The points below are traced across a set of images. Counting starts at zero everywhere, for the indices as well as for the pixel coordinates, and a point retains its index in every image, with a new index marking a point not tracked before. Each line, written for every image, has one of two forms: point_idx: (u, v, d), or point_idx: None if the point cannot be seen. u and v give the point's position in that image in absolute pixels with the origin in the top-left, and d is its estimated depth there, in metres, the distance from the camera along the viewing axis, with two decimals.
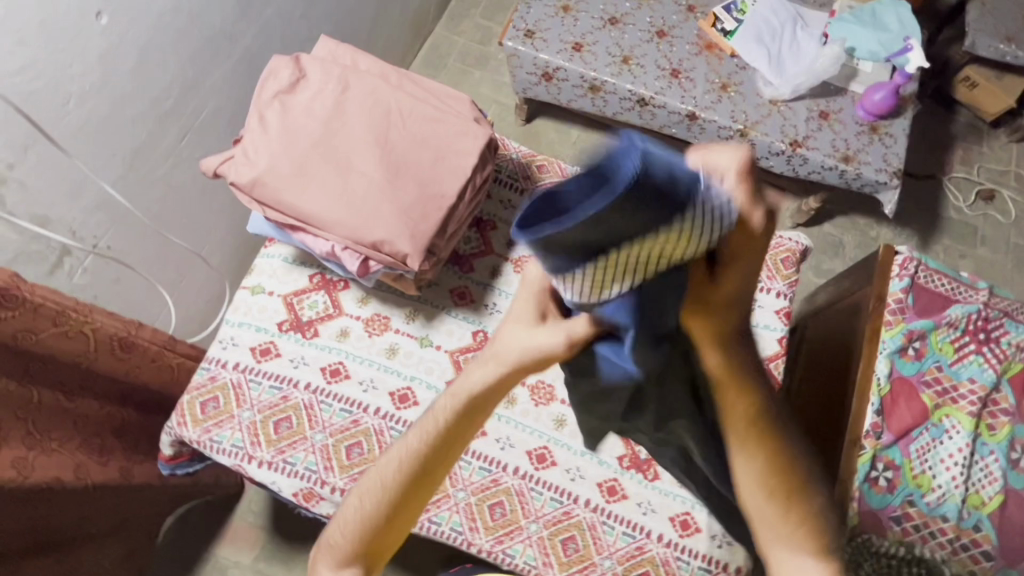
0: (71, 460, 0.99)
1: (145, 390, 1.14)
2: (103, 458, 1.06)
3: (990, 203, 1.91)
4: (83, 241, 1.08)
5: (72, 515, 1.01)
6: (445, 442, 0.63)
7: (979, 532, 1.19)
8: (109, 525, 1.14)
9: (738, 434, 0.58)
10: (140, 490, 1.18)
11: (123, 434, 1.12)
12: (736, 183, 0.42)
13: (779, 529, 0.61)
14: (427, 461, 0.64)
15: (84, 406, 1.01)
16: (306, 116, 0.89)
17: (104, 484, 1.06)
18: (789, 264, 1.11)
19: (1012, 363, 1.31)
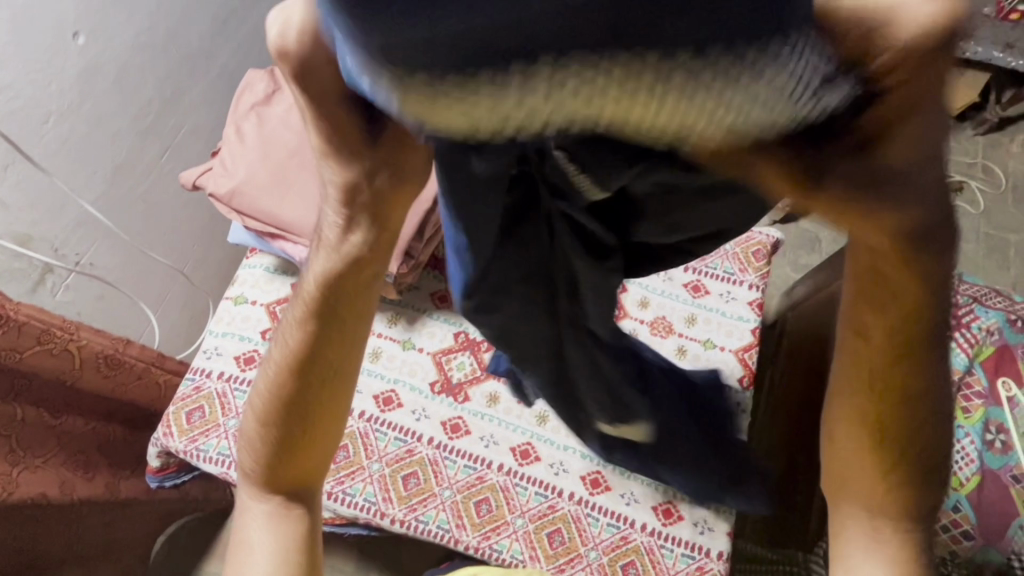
0: (56, 476, 0.99)
1: (131, 407, 1.14)
2: (88, 474, 1.06)
3: (959, 195, 1.97)
4: (66, 259, 1.09)
5: (60, 531, 1.01)
6: (316, 335, 0.64)
7: (958, 512, 1.22)
8: (99, 544, 1.14)
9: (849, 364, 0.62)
10: (128, 505, 1.18)
11: (110, 449, 1.13)
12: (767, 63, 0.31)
13: (860, 462, 0.68)
14: (306, 357, 0.66)
15: (69, 423, 1.02)
16: (283, 126, 0.91)
17: (89, 499, 1.06)
18: (760, 257, 1.14)
19: (983, 347, 1.35)
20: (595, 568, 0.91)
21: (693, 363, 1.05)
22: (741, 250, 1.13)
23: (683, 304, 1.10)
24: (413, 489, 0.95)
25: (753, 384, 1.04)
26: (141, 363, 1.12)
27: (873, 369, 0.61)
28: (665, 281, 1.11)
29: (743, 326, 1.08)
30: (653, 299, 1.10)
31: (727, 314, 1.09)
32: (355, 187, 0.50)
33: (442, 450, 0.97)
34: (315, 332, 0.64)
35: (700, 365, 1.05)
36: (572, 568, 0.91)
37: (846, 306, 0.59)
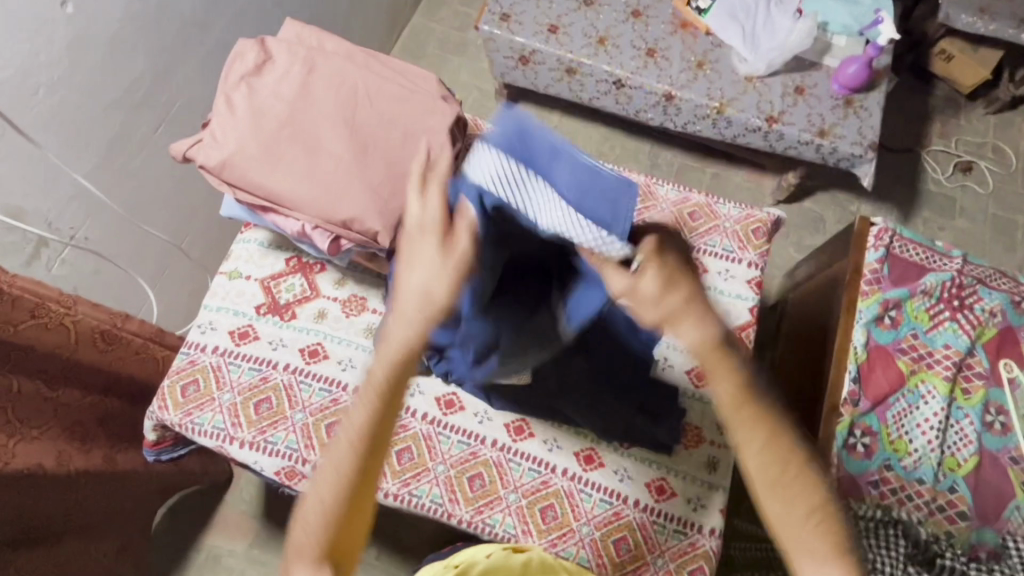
0: (53, 448, 1.00)
1: (129, 381, 1.16)
2: (85, 446, 1.07)
3: (968, 175, 1.93)
4: (60, 233, 1.09)
5: (60, 503, 1.02)
6: (391, 401, 0.68)
7: (954, 493, 1.22)
8: (100, 515, 1.15)
9: (732, 414, 0.67)
10: (126, 478, 1.19)
11: (108, 423, 1.13)
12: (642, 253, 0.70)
13: (791, 509, 0.67)
14: (381, 424, 0.68)
15: (67, 395, 1.02)
16: (274, 98, 0.90)
17: (88, 471, 1.07)
18: (761, 235, 1.13)
19: (986, 329, 1.33)
20: (587, 542, 0.92)
21: None
22: (741, 228, 1.13)
23: None
24: (406, 463, 0.95)
25: None
26: (138, 338, 1.14)
27: (749, 414, 0.67)
28: None
29: (741, 304, 1.08)
30: None
31: (724, 292, 1.09)
32: (427, 297, 0.65)
33: (436, 426, 0.97)
34: (385, 400, 0.67)
35: None
36: (564, 543, 0.92)
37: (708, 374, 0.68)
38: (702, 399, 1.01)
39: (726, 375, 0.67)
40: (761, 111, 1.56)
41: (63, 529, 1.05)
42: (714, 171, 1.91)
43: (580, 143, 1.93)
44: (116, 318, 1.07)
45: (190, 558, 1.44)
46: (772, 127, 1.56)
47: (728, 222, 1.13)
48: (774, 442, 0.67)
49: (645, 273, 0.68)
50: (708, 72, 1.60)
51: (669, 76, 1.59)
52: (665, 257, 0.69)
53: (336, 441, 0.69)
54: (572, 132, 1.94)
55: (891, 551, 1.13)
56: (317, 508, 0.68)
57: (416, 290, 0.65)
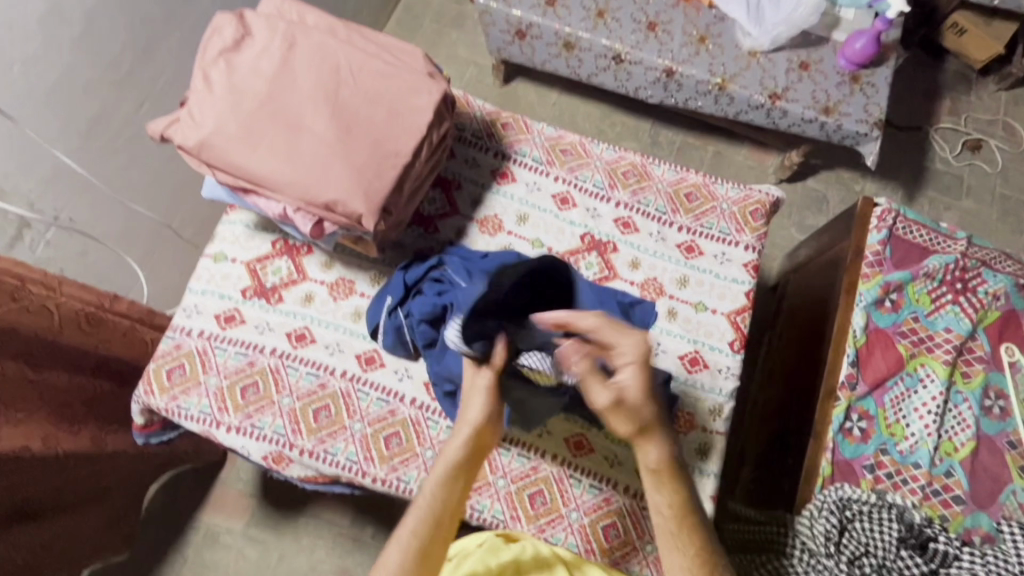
0: (40, 430, 0.99)
1: (119, 362, 1.15)
2: (73, 427, 1.07)
3: (977, 153, 1.88)
4: (44, 214, 1.06)
5: (48, 483, 1.02)
6: (445, 506, 0.80)
7: (950, 477, 1.20)
8: (90, 493, 1.15)
9: (672, 526, 0.80)
10: (116, 459, 1.19)
11: (97, 404, 1.13)
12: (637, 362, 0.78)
13: None
14: (438, 526, 0.78)
15: (53, 377, 1.01)
16: (253, 75, 0.87)
17: (77, 453, 1.07)
18: (758, 217, 1.11)
19: (989, 312, 1.31)
20: (576, 528, 0.93)
21: (683, 326, 1.03)
22: (737, 209, 1.10)
23: (676, 265, 1.06)
24: (395, 449, 0.94)
25: (744, 347, 1.02)
26: (125, 320, 1.14)
27: (688, 527, 0.79)
28: (657, 241, 1.07)
29: (736, 288, 1.05)
30: (644, 261, 1.06)
31: (720, 275, 1.06)
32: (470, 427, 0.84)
33: (425, 411, 0.96)
34: (439, 507, 0.80)
35: (690, 328, 1.02)
36: (552, 529, 0.92)
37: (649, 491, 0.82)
38: (694, 385, 1.00)
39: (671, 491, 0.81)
40: (764, 88, 1.51)
41: (49, 506, 1.05)
42: (716, 150, 1.86)
43: (579, 121, 1.89)
44: (100, 300, 1.08)
45: (187, 536, 1.45)
46: (775, 104, 1.51)
47: (725, 203, 1.11)
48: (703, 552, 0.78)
49: (627, 379, 0.78)
50: (710, 47, 1.54)
51: (670, 51, 1.53)
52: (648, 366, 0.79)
53: (392, 543, 0.77)
54: (571, 109, 1.89)
55: (884, 534, 1.13)
56: (399, 545, 0.76)
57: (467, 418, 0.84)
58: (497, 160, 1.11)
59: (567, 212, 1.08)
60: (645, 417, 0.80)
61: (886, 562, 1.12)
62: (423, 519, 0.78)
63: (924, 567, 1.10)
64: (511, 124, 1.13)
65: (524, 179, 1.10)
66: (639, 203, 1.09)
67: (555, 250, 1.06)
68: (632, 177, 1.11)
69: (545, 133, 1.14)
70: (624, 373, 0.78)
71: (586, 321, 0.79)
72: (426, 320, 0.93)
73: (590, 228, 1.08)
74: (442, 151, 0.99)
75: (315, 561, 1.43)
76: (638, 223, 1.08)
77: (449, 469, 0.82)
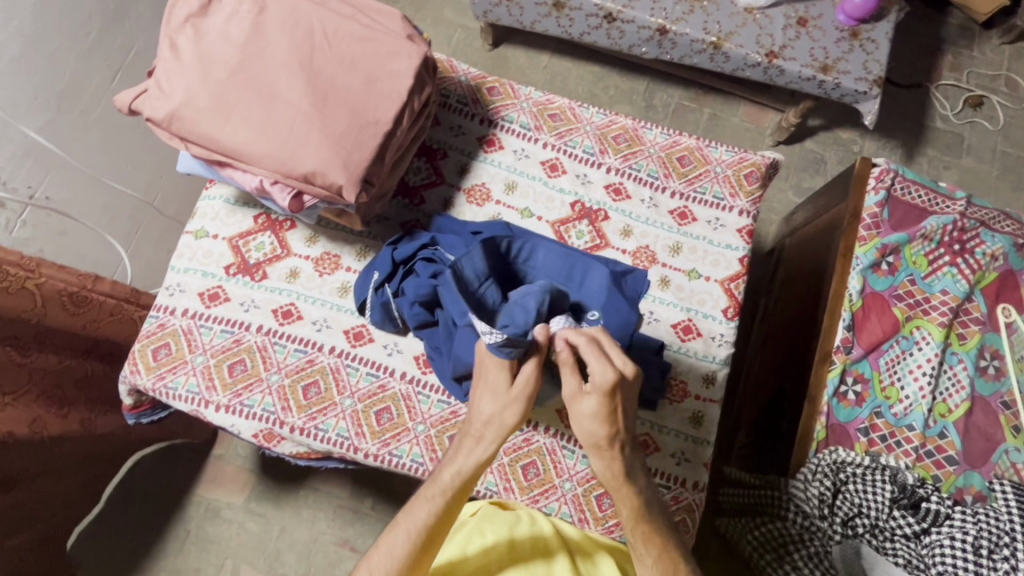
0: (27, 414, 0.98)
1: (112, 346, 1.15)
2: (62, 410, 1.06)
3: (978, 110, 1.83)
4: (18, 192, 1.03)
5: (36, 462, 1.01)
6: (450, 504, 0.79)
7: (944, 438, 1.21)
8: (75, 463, 1.14)
9: (628, 532, 0.79)
10: (105, 439, 1.19)
11: (89, 384, 1.12)
12: (602, 390, 0.76)
13: None
14: (438, 526, 0.77)
15: (42, 360, 0.99)
16: (223, 42, 0.84)
17: (64, 435, 1.06)
18: (753, 180, 1.08)
19: (986, 273, 1.29)
20: (570, 498, 0.93)
21: (676, 294, 1.01)
22: (732, 173, 1.07)
23: (668, 232, 1.04)
24: (386, 424, 0.93)
25: (738, 315, 1.01)
26: (111, 299, 1.10)
27: (643, 532, 0.78)
28: (649, 208, 1.05)
29: (730, 254, 1.03)
30: (635, 228, 1.03)
31: (715, 242, 1.04)
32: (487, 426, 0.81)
33: (415, 385, 0.95)
34: (444, 506, 0.78)
35: (683, 296, 1.01)
36: (546, 499, 0.93)
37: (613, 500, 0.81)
38: (687, 353, 0.98)
39: (625, 498, 0.79)
40: (761, 46, 1.46)
41: (40, 485, 1.05)
42: (712, 111, 1.82)
43: (572, 84, 1.83)
44: (84, 280, 1.03)
45: (186, 512, 1.46)
46: (772, 62, 1.46)
47: (719, 167, 1.08)
48: (666, 555, 0.77)
49: (589, 397, 0.77)
50: (705, 3, 1.49)
51: (663, 9, 1.48)
52: (617, 392, 0.77)
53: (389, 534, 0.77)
54: (563, 73, 1.84)
55: (877, 494, 1.14)
56: (405, 533, 0.76)
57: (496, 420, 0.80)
58: (484, 127, 1.07)
59: (557, 179, 1.05)
60: (598, 434, 0.78)
61: (878, 522, 1.14)
62: (434, 513, 0.78)
63: (914, 526, 1.12)
64: (497, 89, 1.09)
65: (511, 146, 1.07)
66: (630, 168, 1.06)
67: (544, 219, 1.03)
68: (623, 142, 1.08)
69: (533, 97, 1.10)
70: (589, 388, 0.77)
71: (577, 336, 0.78)
72: (420, 302, 0.91)
73: (580, 195, 1.05)
74: (425, 119, 0.95)
75: (317, 532, 1.44)
76: (630, 189, 1.05)
77: (464, 473, 0.80)
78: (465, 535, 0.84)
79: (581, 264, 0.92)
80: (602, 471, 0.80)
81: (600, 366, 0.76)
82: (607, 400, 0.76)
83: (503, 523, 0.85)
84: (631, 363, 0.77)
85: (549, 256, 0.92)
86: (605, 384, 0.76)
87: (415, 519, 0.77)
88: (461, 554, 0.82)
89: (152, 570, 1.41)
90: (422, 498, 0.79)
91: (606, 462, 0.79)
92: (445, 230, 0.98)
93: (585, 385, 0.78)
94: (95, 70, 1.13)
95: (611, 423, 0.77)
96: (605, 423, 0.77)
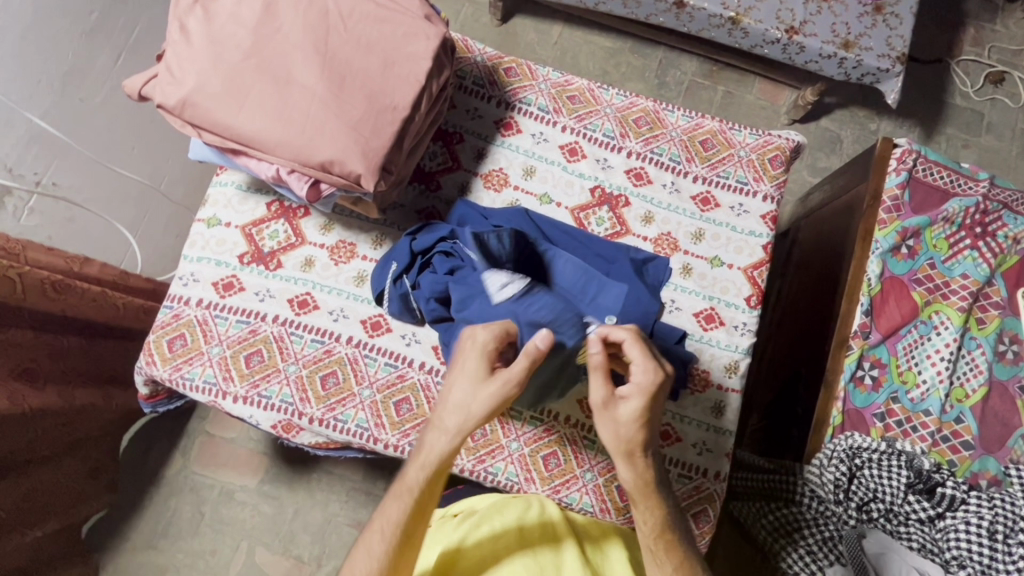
0: (4, 388, 0.92)
1: (88, 322, 1.07)
2: (37, 382, 0.99)
3: (999, 87, 1.79)
4: (23, 179, 1.00)
5: (26, 443, 1.00)
6: (421, 502, 0.77)
7: (960, 423, 1.20)
8: (62, 447, 1.12)
9: (651, 543, 0.79)
10: (84, 411, 1.13)
11: (63, 357, 1.04)
12: (645, 395, 0.74)
13: None
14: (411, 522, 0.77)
15: (18, 335, 0.93)
16: (235, 24, 0.81)
17: (41, 407, 0.99)
18: (777, 163, 1.05)
19: (1007, 256, 1.27)
20: (590, 488, 0.93)
21: (698, 283, 0.99)
22: (756, 157, 1.04)
23: (690, 218, 1.01)
24: (405, 414, 0.92)
25: (761, 303, 0.99)
26: (95, 286, 1.06)
27: (665, 544, 0.78)
28: (671, 193, 1.02)
29: (753, 241, 1.01)
30: (657, 215, 1.01)
31: (738, 228, 1.02)
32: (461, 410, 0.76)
33: (434, 375, 0.94)
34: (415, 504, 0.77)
35: (706, 284, 0.99)
36: (566, 490, 0.93)
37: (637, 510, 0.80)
38: (709, 342, 0.97)
39: (652, 508, 0.78)
40: (780, 21, 1.41)
41: (35, 469, 1.05)
42: (726, 89, 1.77)
43: (583, 60, 1.78)
44: (70, 264, 1.00)
45: (198, 492, 1.46)
46: (793, 39, 1.42)
47: (743, 150, 1.05)
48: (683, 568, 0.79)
49: (629, 401, 0.74)
50: None
51: None
52: (658, 398, 0.75)
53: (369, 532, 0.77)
54: (574, 49, 1.78)
55: (892, 479, 1.14)
56: (380, 532, 0.77)
57: (469, 404, 0.75)
58: (501, 110, 1.04)
59: (576, 164, 1.03)
60: (630, 437, 0.75)
61: (892, 507, 1.15)
62: (405, 509, 0.77)
63: (929, 511, 1.13)
64: (514, 70, 1.06)
65: (529, 129, 1.04)
66: (652, 152, 1.04)
67: (564, 206, 1.01)
68: (644, 124, 1.05)
69: (551, 78, 1.07)
70: (629, 390, 0.74)
71: (619, 333, 0.76)
72: (436, 298, 0.89)
73: (600, 180, 1.02)
74: (443, 102, 0.93)
75: (330, 514, 1.45)
76: (651, 173, 1.03)
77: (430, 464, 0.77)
78: (471, 523, 0.84)
79: (597, 281, 0.87)
80: (633, 477, 0.77)
81: (646, 369, 0.74)
82: (648, 407, 0.74)
83: (512, 511, 0.85)
84: (669, 364, 0.77)
85: (567, 268, 0.88)
86: (647, 391, 0.74)
87: (388, 516, 0.77)
88: (459, 544, 0.82)
89: (167, 550, 1.42)
90: (394, 497, 0.78)
91: (639, 470, 0.77)
92: (464, 219, 0.95)
93: (623, 388, 0.75)
94: (98, 50, 1.09)
95: (647, 429, 0.75)
96: (642, 428, 0.75)
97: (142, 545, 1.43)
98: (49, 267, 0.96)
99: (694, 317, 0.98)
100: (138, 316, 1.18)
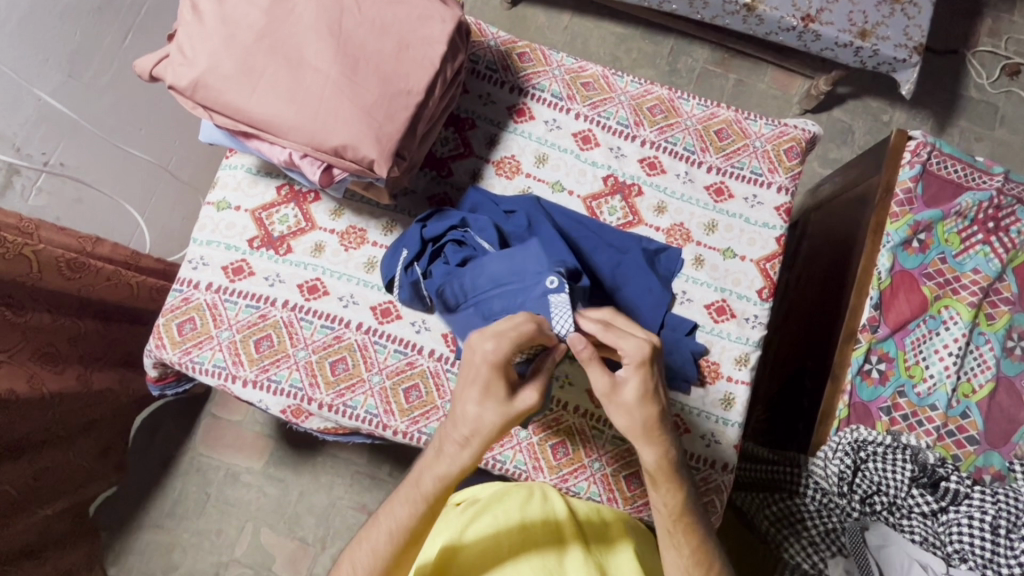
0: (24, 370, 0.93)
1: (101, 304, 1.06)
2: (57, 366, 1.00)
3: (1014, 80, 1.76)
4: (32, 158, 0.99)
5: (41, 425, 1.00)
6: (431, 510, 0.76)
7: (966, 418, 1.20)
8: (76, 428, 1.12)
9: (669, 524, 0.78)
10: (102, 396, 1.14)
11: (80, 342, 1.04)
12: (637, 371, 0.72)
13: None
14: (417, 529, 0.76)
15: (36, 318, 0.93)
16: (248, 4, 0.80)
17: (62, 391, 1.01)
18: (793, 155, 1.04)
19: (1019, 252, 1.26)
20: (599, 478, 0.94)
21: (710, 274, 0.99)
22: (770, 148, 1.03)
23: (704, 209, 1.01)
24: (415, 401, 0.92)
25: (772, 296, 0.99)
26: (107, 264, 1.03)
27: (684, 526, 0.78)
28: (684, 183, 1.01)
29: (767, 233, 1.01)
30: (670, 204, 1.00)
31: (752, 220, 1.01)
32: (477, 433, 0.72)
33: (444, 363, 0.93)
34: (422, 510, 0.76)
35: (717, 275, 0.99)
36: (575, 479, 0.94)
37: (655, 495, 0.78)
38: (720, 334, 0.96)
39: (669, 492, 0.77)
40: (796, 9, 1.39)
41: (48, 449, 1.05)
42: (738, 77, 1.75)
43: (593, 46, 1.76)
44: (83, 244, 0.98)
45: (204, 474, 1.47)
46: (808, 27, 1.39)
47: (758, 141, 1.04)
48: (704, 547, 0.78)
49: (628, 381, 0.72)
50: None
51: None
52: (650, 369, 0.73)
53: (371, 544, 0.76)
54: (584, 34, 1.76)
55: (896, 473, 1.13)
56: (387, 531, 0.76)
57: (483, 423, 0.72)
58: (514, 96, 1.03)
59: (590, 152, 1.02)
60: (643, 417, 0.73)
61: (896, 500, 1.14)
62: (416, 514, 0.76)
63: (932, 505, 1.11)
64: (527, 55, 1.04)
65: (542, 116, 1.02)
66: (666, 141, 1.02)
67: (575, 194, 1.00)
68: (659, 113, 1.04)
69: (565, 64, 1.05)
70: (625, 373, 0.73)
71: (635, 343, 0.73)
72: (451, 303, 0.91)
73: (613, 168, 1.01)
74: (457, 87, 0.91)
75: (335, 497, 1.46)
76: (664, 163, 1.02)
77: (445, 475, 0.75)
78: (472, 513, 0.84)
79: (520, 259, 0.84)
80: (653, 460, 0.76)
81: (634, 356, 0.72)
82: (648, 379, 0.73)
83: (513, 504, 0.84)
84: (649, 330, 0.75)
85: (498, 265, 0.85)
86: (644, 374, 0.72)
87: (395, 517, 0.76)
88: (460, 537, 0.82)
89: (175, 531, 1.44)
90: (404, 497, 0.77)
91: (659, 450, 0.75)
92: (477, 206, 0.96)
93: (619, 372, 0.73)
94: (108, 28, 1.08)
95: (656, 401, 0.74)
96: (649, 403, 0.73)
97: (150, 525, 1.44)
98: (62, 246, 0.94)
99: (705, 307, 0.97)
100: (154, 297, 1.16)
